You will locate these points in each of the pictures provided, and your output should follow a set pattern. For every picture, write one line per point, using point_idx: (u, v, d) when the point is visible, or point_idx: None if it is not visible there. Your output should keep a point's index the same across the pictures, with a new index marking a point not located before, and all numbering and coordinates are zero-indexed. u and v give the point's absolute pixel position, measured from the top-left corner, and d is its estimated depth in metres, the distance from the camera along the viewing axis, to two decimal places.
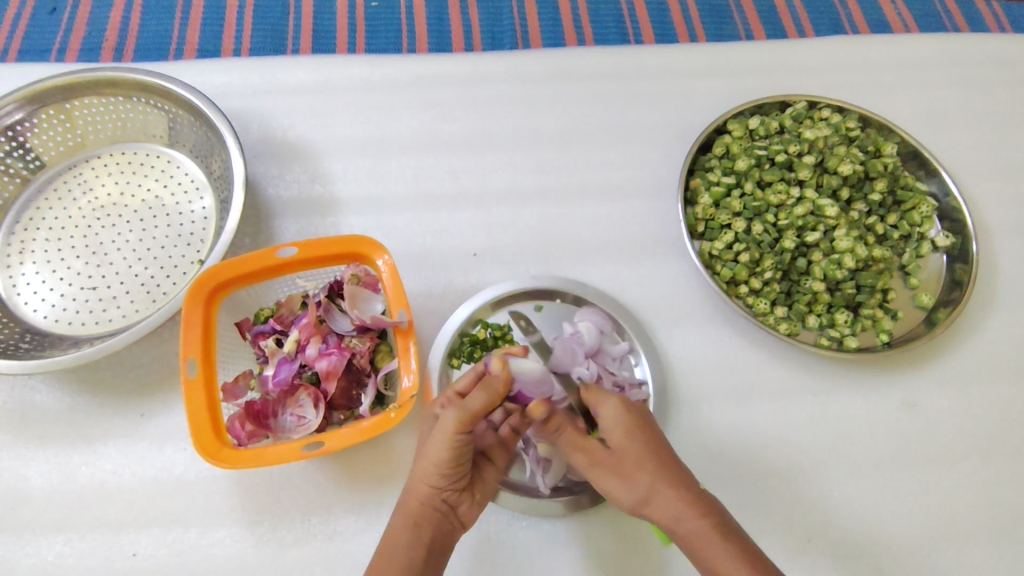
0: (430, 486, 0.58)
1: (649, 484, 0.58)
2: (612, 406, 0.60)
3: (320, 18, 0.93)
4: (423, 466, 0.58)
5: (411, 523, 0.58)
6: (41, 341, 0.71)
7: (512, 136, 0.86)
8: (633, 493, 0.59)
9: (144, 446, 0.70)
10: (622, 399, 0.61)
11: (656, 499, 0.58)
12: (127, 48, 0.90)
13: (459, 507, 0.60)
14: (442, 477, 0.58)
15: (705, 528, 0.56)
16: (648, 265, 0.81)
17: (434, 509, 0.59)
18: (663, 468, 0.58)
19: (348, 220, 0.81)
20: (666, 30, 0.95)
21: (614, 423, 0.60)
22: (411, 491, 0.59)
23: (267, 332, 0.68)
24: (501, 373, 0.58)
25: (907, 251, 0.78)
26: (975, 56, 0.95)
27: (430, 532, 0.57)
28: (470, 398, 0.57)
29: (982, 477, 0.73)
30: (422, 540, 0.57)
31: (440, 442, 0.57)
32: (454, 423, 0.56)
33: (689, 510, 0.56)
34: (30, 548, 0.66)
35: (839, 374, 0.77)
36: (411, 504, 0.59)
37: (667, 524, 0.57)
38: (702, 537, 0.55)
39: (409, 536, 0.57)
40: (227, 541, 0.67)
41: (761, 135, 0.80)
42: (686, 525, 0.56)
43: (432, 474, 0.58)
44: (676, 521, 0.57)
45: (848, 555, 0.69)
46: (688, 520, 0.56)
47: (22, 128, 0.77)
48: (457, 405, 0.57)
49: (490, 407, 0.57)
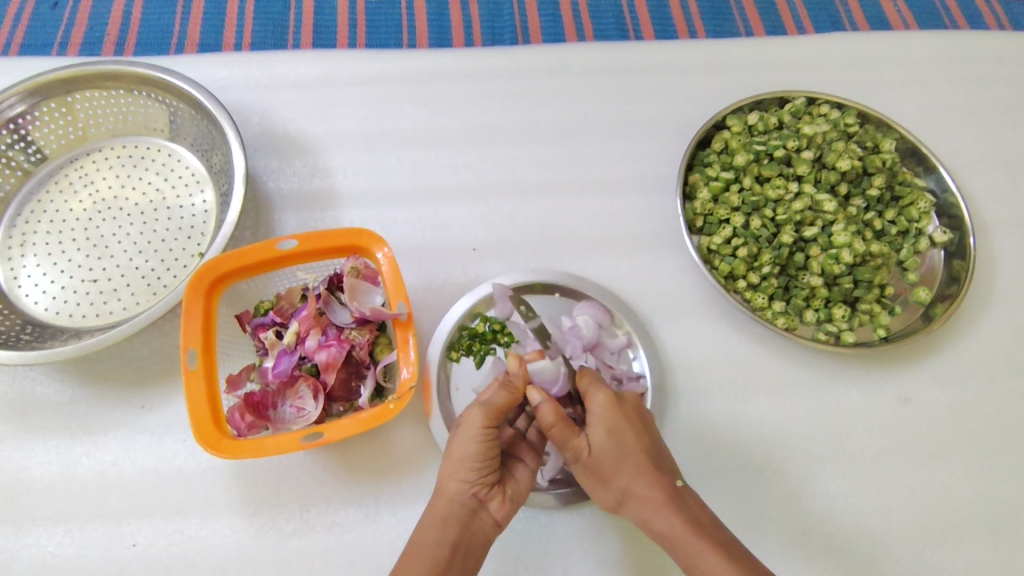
0: (458, 483, 0.58)
1: (626, 485, 0.59)
2: (597, 405, 0.60)
3: (321, 14, 0.94)
4: (450, 462, 0.58)
5: (438, 521, 0.57)
6: (42, 333, 0.72)
7: (512, 130, 0.87)
8: (612, 493, 0.60)
9: (143, 438, 0.70)
10: (608, 394, 0.60)
11: (632, 498, 0.59)
12: (128, 41, 0.90)
13: (490, 503, 0.59)
14: (470, 473, 0.58)
15: (677, 527, 0.57)
16: (647, 260, 0.81)
17: (462, 507, 0.58)
18: (640, 469, 0.59)
19: (348, 214, 0.81)
20: (665, 26, 0.96)
21: (598, 421, 0.60)
22: (441, 490, 0.59)
23: (267, 325, 0.68)
24: (518, 368, 0.60)
25: (905, 247, 0.78)
26: (974, 53, 0.95)
27: (457, 529, 0.57)
28: (492, 395, 0.59)
29: (977, 472, 0.74)
30: (447, 538, 0.57)
31: (468, 436, 0.58)
32: (481, 419, 0.58)
33: (664, 511, 0.57)
34: (29, 538, 0.67)
35: (836, 369, 0.77)
36: (439, 502, 0.58)
37: (644, 521, 0.59)
38: (676, 535, 0.56)
39: (435, 533, 0.57)
40: (226, 532, 0.67)
41: (759, 131, 0.81)
42: (660, 523, 0.57)
43: (460, 469, 0.58)
44: (652, 520, 0.58)
45: (843, 549, 0.69)
46: (662, 519, 0.57)
47: (23, 121, 0.78)
48: (480, 403, 0.59)
49: (512, 403, 0.59)
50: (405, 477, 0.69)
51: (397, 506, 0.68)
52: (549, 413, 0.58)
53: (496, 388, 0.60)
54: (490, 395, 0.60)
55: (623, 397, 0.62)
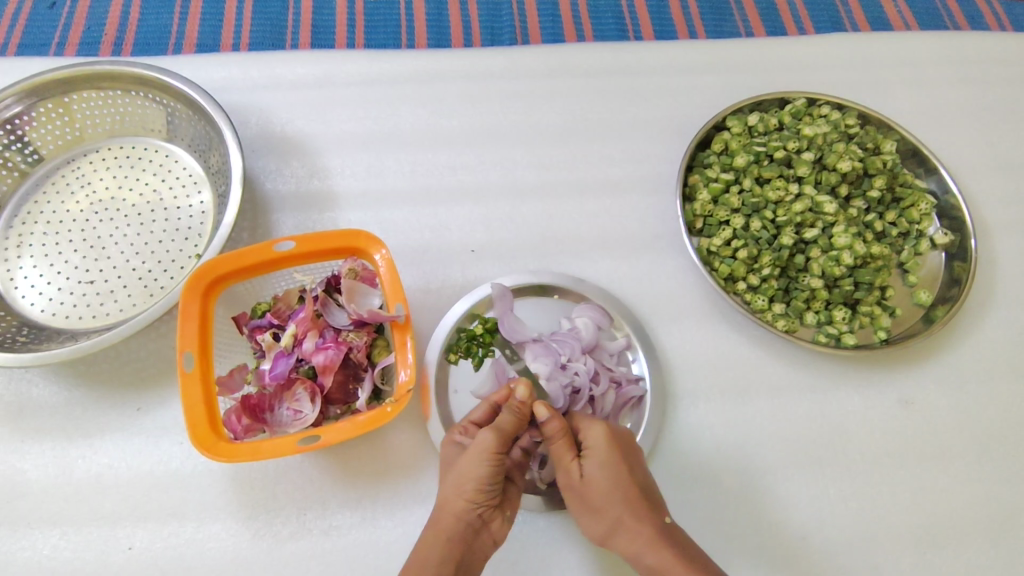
0: (465, 502, 0.58)
1: (618, 517, 0.58)
2: (596, 437, 0.60)
3: (320, 14, 0.94)
4: (457, 482, 0.58)
5: (442, 538, 0.57)
6: (38, 334, 0.72)
7: (511, 131, 0.86)
8: (602, 523, 0.59)
9: (140, 440, 0.70)
10: (603, 430, 0.60)
11: (624, 530, 0.58)
12: (125, 41, 0.90)
13: (492, 523, 0.60)
14: (478, 494, 0.57)
15: (667, 563, 0.56)
16: (647, 261, 0.81)
17: (467, 526, 0.58)
18: (634, 501, 0.58)
19: (346, 216, 0.81)
20: (665, 27, 0.95)
21: (593, 456, 0.59)
22: (445, 507, 0.58)
23: (264, 327, 0.67)
24: (527, 396, 0.59)
25: (906, 249, 0.77)
26: (975, 55, 0.95)
27: (461, 547, 0.57)
28: (502, 419, 0.58)
29: (978, 475, 0.73)
30: (452, 556, 0.57)
31: (479, 460, 0.57)
32: (493, 443, 0.57)
33: (652, 546, 0.57)
34: (25, 541, 0.66)
35: (836, 371, 0.76)
36: (444, 519, 0.58)
37: (631, 555, 0.59)
38: (664, 571, 0.56)
39: (439, 551, 0.57)
40: (223, 536, 0.67)
41: (759, 132, 0.80)
42: (647, 558, 0.57)
43: (468, 490, 0.57)
44: (641, 552, 0.58)
45: (843, 554, 0.69)
46: (652, 554, 0.57)
47: (20, 121, 0.77)
48: (494, 426, 0.58)
49: (519, 427, 0.59)
50: (403, 480, 0.69)
51: (395, 510, 0.68)
52: (557, 428, 0.59)
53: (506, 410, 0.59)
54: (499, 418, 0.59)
55: (618, 431, 0.62)
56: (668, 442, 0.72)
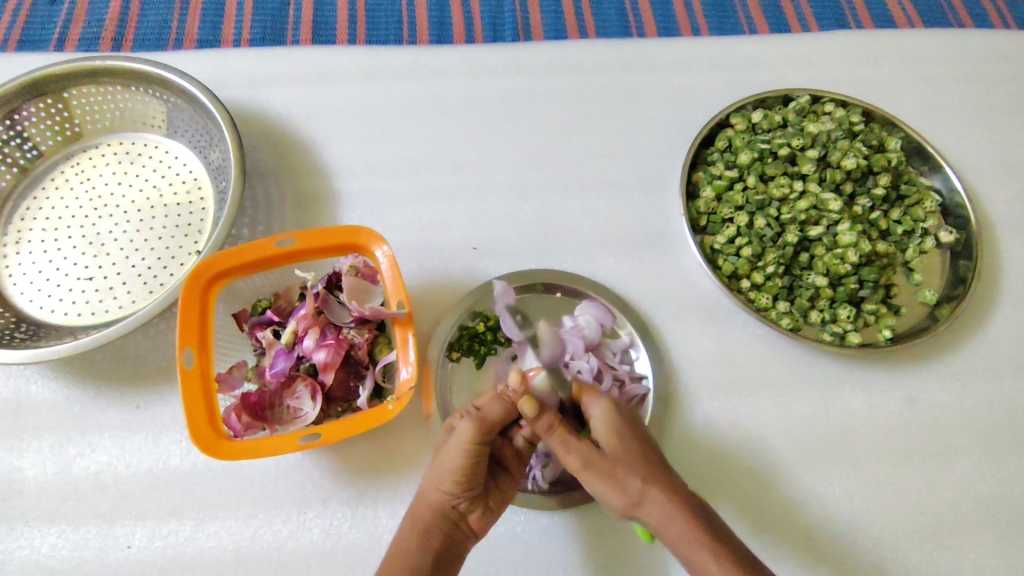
0: (441, 493, 0.58)
1: (643, 488, 0.56)
2: (603, 408, 0.59)
3: (321, 9, 0.93)
4: (435, 473, 0.59)
5: (419, 530, 0.57)
6: (36, 331, 0.71)
7: (513, 127, 0.86)
8: (626, 496, 0.57)
9: (138, 438, 0.69)
10: (609, 401, 0.60)
11: (648, 503, 0.56)
12: (126, 37, 0.89)
13: (470, 514, 0.59)
14: (454, 485, 0.58)
15: (694, 531, 0.55)
16: (650, 259, 0.80)
17: (443, 516, 0.58)
18: (652, 470, 0.57)
19: (346, 212, 0.80)
20: (668, 24, 0.94)
21: (607, 425, 0.58)
22: (424, 496, 0.59)
23: (265, 323, 0.67)
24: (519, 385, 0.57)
25: (910, 247, 0.76)
26: (980, 52, 0.94)
27: (438, 540, 0.57)
28: (487, 408, 0.58)
29: (984, 474, 0.73)
30: (429, 549, 0.57)
31: (454, 451, 0.57)
32: (473, 433, 0.56)
33: (680, 513, 0.55)
34: (23, 540, 0.66)
35: (839, 369, 0.76)
36: (421, 509, 0.59)
37: (657, 526, 0.56)
38: (692, 540, 0.55)
39: (416, 543, 0.57)
40: (223, 535, 0.66)
41: (763, 129, 0.80)
42: (675, 527, 0.55)
43: (445, 481, 0.58)
44: (666, 523, 0.56)
45: (847, 554, 0.68)
46: (676, 521, 0.55)
47: (19, 117, 0.77)
48: (472, 416, 0.57)
49: (508, 416, 0.58)
50: (403, 478, 0.69)
51: (396, 509, 0.67)
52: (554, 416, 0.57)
53: (493, 399, 0.58)
54: (485, 406, 0.58)
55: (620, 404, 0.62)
56: (670, 441, 0.71)
